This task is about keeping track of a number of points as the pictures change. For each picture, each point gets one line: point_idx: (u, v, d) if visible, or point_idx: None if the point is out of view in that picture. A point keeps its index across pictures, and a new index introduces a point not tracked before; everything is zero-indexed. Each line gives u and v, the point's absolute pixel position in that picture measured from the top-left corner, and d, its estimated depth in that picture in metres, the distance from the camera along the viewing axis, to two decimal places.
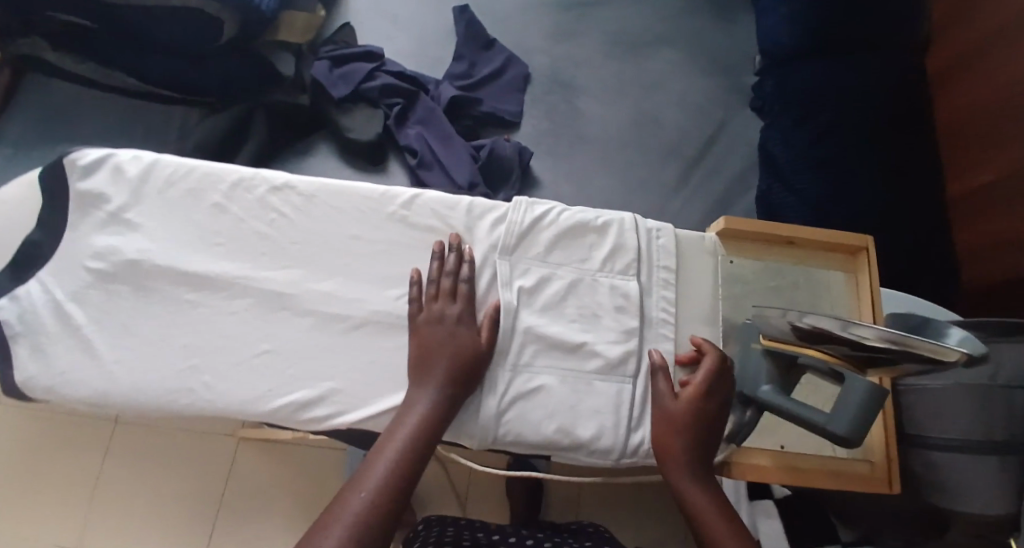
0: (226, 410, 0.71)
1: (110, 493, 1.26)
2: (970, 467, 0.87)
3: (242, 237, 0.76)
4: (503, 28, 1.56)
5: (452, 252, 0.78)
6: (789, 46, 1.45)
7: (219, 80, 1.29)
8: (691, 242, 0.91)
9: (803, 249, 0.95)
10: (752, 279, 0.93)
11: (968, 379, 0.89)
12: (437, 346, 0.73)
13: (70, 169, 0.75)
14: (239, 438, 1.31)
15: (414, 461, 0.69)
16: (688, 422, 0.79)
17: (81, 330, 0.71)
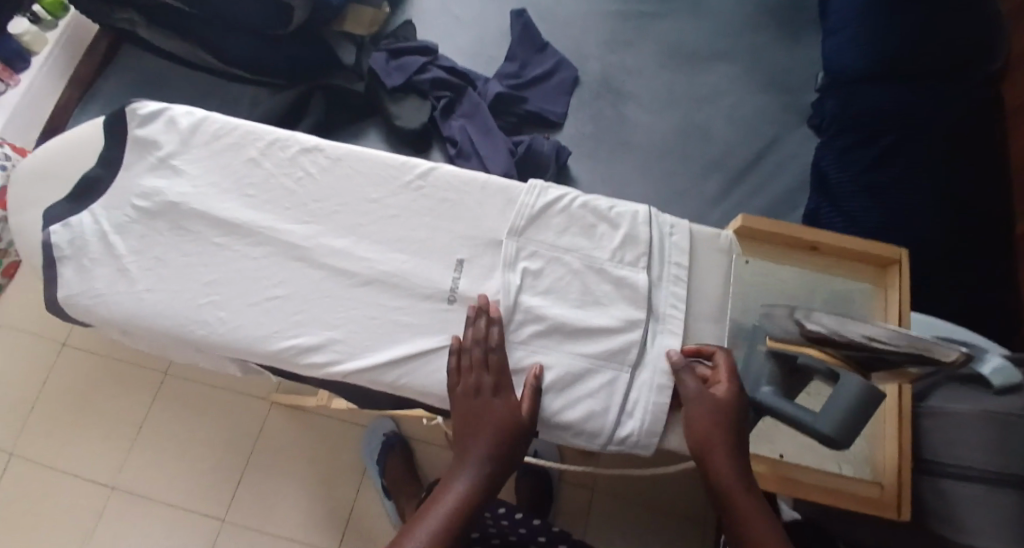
0: (234, 345, 0.78)
1: (149, 435, 1.35)
2: (979, 502, 0.72)
3: (271, 189, 0.83)
4: (558, 31, 1.55)
5: (482, 318, 0.77)
6: (852, 71, 1.28)
7: (282, 61, 1.37)
8: (705, 240, 0.85)
9: (828, 257, 0.87)
10: (767, 282, 0.86)
11: (993, 406, 0.74)
12: (474, 419, 0.73)
13: (130, 118, 0.85)
14: (271, 403, 1.37)
15: (455, 537, 0.70)
16: (729, 417, 0.73)
17: (122, 259, 0.80)
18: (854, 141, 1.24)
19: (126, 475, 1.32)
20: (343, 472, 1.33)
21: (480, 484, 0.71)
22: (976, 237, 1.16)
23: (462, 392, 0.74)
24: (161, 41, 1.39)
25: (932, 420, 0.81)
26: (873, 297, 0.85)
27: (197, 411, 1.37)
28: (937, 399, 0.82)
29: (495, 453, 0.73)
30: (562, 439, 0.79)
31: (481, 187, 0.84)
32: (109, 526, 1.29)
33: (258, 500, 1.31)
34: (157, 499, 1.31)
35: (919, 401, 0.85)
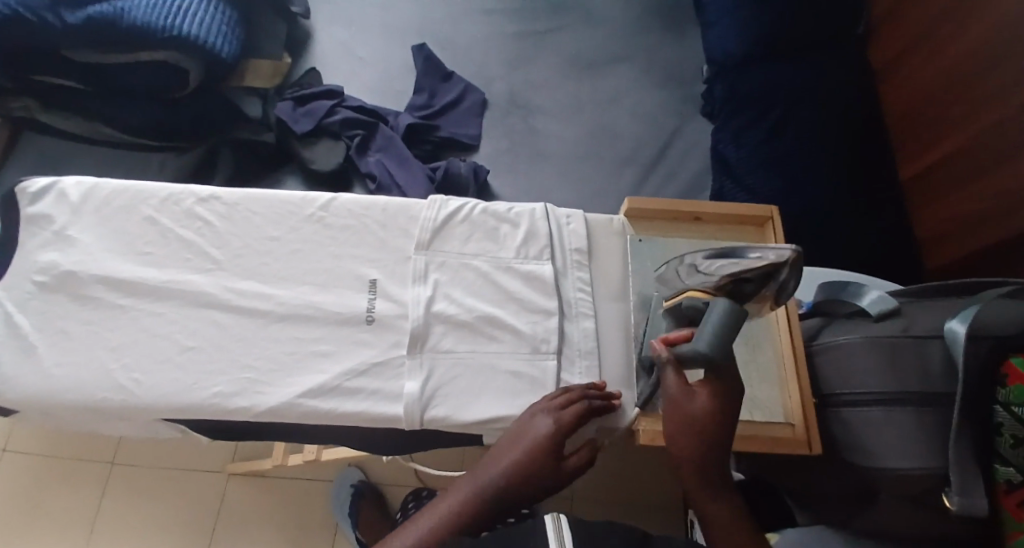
0: (153, 404, 0.76)
1: (104, 527, 1.31)
2: (878, 425, 0.75)
3: (173, 244, 0.84)
4: (456, 57, 1.58)
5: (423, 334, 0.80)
6: (737, 56, 1.31)
7: (190, 123, 1.37)
8: (601, 225, 0.89)
9: (716, 225, 0.90)
10: (663, 254, 0.86)
11: (879, 331, 0.77)
12: (525, 435, 0.73)
13: (20, 197, 0.85)
14: (227, 473, 1.36)
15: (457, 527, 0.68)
16: (701, 439, 0.66)
17: (27, 338, 0.79)
18: (746, 119, 1.27)
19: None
20: (313, 528, 1.32)
21: (501, 490, 0.70)
22: (872, 187, 1.22)
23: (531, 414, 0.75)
24: (61, 123, 1.35)
25: (826, 354, 0.84)
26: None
27: (153, 489, 1.34)
28: (826, 335, 0.86)
29: (525, 475, 0.71)
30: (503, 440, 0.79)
31: (382, 209, 0.86)
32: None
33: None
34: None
35: (811, 339, 0.89)
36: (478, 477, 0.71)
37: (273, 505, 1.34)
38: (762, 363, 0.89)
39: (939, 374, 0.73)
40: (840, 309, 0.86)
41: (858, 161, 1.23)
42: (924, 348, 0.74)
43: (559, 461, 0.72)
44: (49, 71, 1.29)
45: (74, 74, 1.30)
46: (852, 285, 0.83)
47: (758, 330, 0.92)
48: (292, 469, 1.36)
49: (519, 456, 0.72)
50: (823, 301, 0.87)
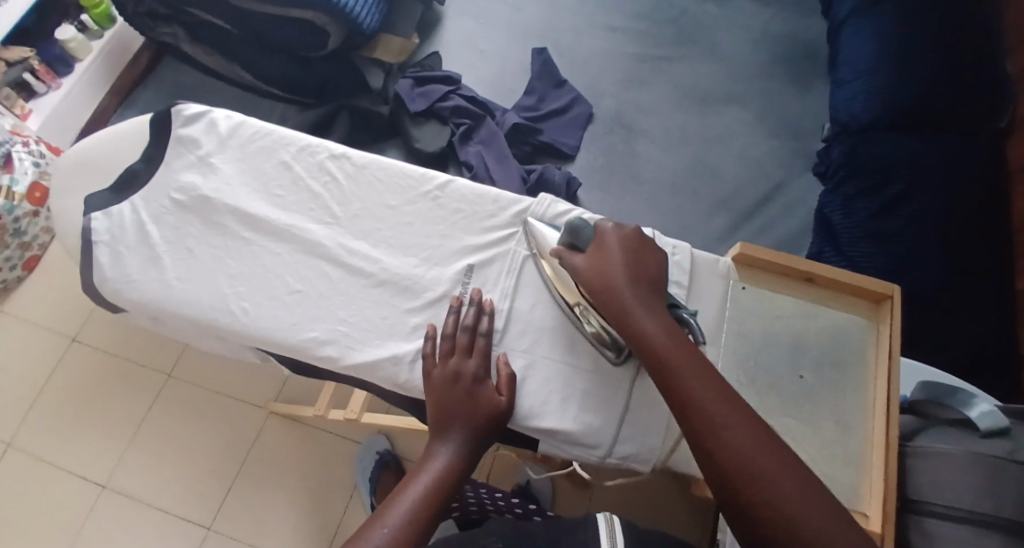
0: (255, 334, 0.82)
1: (144, 435, 1.39)
2: (964, 542, 0.75)
3: (300, 192, 0.89)
4: (577, 68, 1.61)
5: (474, 307, 0.81)
6: (864, 122, 1.34)
7: (315, 84, 1.48)
8: (706, 264, 0.89)
9: (819, 288, 0.90)
10: (762, 308, 0.88)
11: (981, 449, 0.77)
12: (455, 405, 0.75)
13: (175, 118, 0.92)
14: (268, 410, 1.41)
15: (438, 502, 0.70)
16: (632, 262, 0.75)
17: (155, 248, 0.85)
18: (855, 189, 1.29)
19: (120, 475, 1.35)
20: (337, 487, 1.36)
21: (459, 460, 0.73)
22: (974, 283, 1.19)
23: (450, 381, 0.76)
24: (202, 55, 1.51)
25: (922, 461, 0.82)
26: (862, 335, 0.87)
27: (203, 410, 1.41)
28: (926, 438, 0.84)
29: (476, 428, 0.75)
30: (564, 451, 0.80)
31: (494, 200, 0.89)
32: (97, 524, 1.32)
33: (248, 510, 1.34)
34: (151, 506, 1.34)
35: (906, 439, 0.86)
36: (438, 450, 0.73)
37: (308, 455, 1.39)
38: (846, 447, 0.82)
39: None
40: (940, 414, 0.85)
41: (962, 256, 1.20)
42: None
43: (491, 408, 0.76)
44: (203, 8, 1.40)
45: (224, 17, 1.40)
46: (960, 392, 0.81)
47: (850, 408, 0.84)
48: (334, 426, 1.41)
49: (459, 424, 0.75)
50: (921, 400, 0.86)
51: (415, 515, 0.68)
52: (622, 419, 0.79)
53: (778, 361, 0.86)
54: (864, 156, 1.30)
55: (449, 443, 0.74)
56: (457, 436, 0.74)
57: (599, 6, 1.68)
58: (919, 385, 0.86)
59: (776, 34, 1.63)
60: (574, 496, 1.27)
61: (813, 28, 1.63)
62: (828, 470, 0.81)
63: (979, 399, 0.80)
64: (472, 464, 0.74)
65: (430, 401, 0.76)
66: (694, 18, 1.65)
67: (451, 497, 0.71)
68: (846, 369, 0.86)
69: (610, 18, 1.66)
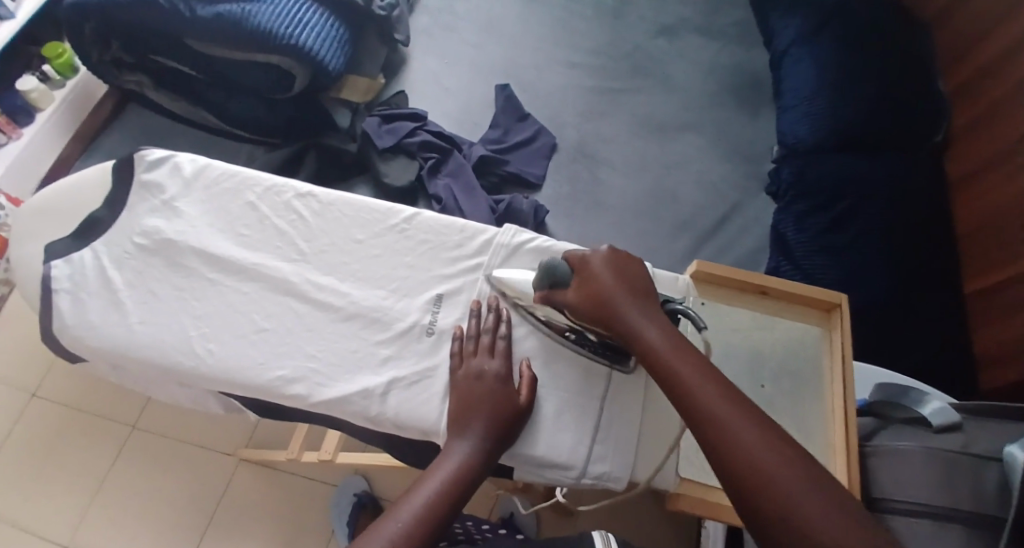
0: (222, 375, 0.81)
1: (113, 487, 1.36)
2: (927, 535, 0.75)
3: (266, 230, 0.89)
4: (538, 102, 1.64)
5: (492, 313, 0.83)
6: (809, 142, 1.38)
7: (281, 125, 1.49)
8: (666, 283, 0.91)
9: (778, 302, 0.92)
10: (724, 323, 0.90)
11: (939, 445, 0.80)
12: (477, 403, 0.76)
13: (138, 163, 0.93)
14: (240, 456, 1.40)
15: (449, 500, 0.70)
16: (626, 284, 0.75)
17: (118, 293, 0.85)
18: (811, 205, 1.32)
19: (88, 531, 1.32)
20: (312, 531, 1.34)
21: (475, 457, 0.73)
22: (926, 296, 1.22)
23: (471, 379, 0.78)
24: (165, 101, 1.52)
25: (882, 460, 0.83)
26: (823, 346, 0.89)
27: (173, 458, 1.39)
28: (882, 439, 0.86)
29: (496, 422, 0.75)
30: (538, 475, 0.79)
31: (460, 230, 0.90)
32: None
33: None
34: None
35: (864, 440, 0.89)
36: (455, 447, 0.74)
37: (280, 497, 1.37)
38: (813, 453, 0.83)
39: (997, 497, 0.74)
40: (895, 414, 0.87)
41: (917, 267, 1.24)
42: (982, 468, 0.76)
43: (516, 410, 0.77)
44: (167, 55, 1.41)
45: (188, 62, 1.41)
46: (913, 391, 0.85)
47: (815, 416, 0.85)
48: (309, 468, 1.39)
49: (479, 422, 0.75)
50: (876, 402, 0.88)
51: (427, 515, 0.69)
52: (593, 438, 0.79)
53: (742, 372, 0.87)
54: (819, 173, 1.34)
55: (466, 441, 0.74)
56: (474, 434, 0.74)
57: (557, 41, 1.73)
58: (874, 388, 0.89)
59: (728, 63, 1.68)
60: (558, 524, 1.26)
61: (763, 56, 1.68)
62: None
63: (931, 397, 0.84)
64: (489, 464, 0.74)
65: (454, 399, 0.77)
66: (649, 51, 1.70)
67: (467, 493, 0.72)
68: (809, 378, 0.87)
69: (567, 53, 1.71)
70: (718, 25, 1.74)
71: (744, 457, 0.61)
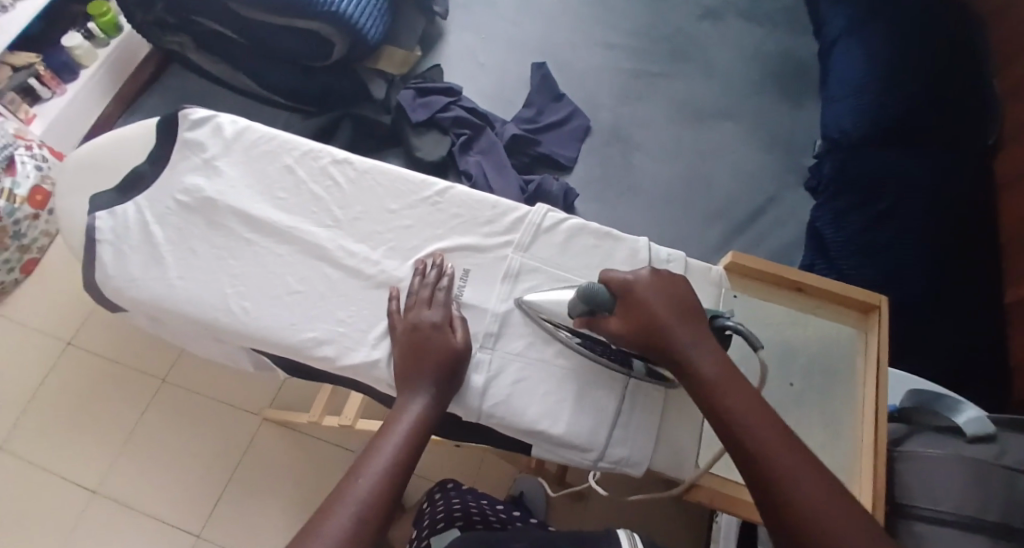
0: (255, 333, 0.83)
1: (139, 438, 1.43)
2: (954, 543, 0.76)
3: (302, 195, 0.91)
4: (575, 83, 1.63)
5: (434, 269, 0.85)
6: (851, 136, 1.35)
7: (319, 93, 1.51)
8: (699, 272, 0.88)
9: (814, 299, 0.90)
10: (755, 316, 0.89)
11: (972, 452, 0.81)
12: (423, 357, 0.78)
13: (181, 121, 0.94)
14: (262, 417, 1.45)
15: (408, 454, 0.72)
16: (674, 307, 0.75)
17: (158, 248, 0.86)
18: (849, 203, 1.30)
19: (112, 480, 1.39)
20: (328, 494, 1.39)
21: (428, 411, 0.75)
22: (958, 303, 1.20)
23: (412, 332, 0.80)
24: (207, 65, 1.54)
25: (910, 464, 0.83)
26: (857, 347, 0.87)
27: (196, 419, 1.45)
28: (912, 444, 0.85)
29: (445, 382, 0.77)
30: (557, 455, 0.80)
31: (493, 207, 0.90)
32: (87, 528, 1.35)
33: (237, 517, 1.37)
34: (142, 508, 1.37)
35: (892, 444, 0.87)
36: (408, 403, 0.75)
37: (298, 461, 1.42)
38: (838, 455, 0.82)
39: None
40: (927, 420, 0.87)
41: (954, 272, 1.22)
42: (1014, 481, 0.77)
43: (454, 355, 0.78)
44: (211, 18, 1.43)
45: (230, 26, 1.43)
46: (949, 399, 0.84)
47: (842, 414, 0.84)
48: (327, 434, 1.44)
49: (427, 378, 0.77)
50: (908, 407, 0.88)
51: (388, 476, 0.70)
52: (615, 423, 0.79)
53: (772, 368, 0.86)
54: (859, 170, 1.32)
55: (417, 397, 0.76)
56: (426, 392, 0.76)
57: (596, 21, 1.71)
58: (907, 393, 0.88)
59: (773, 52, 1.65)
60: (570, 509, 1.28)
61: (809, 47, 1.65)
62: None
63: (967, 404, 0.83)
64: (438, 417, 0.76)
65: (406, 357, 0.78)
66: (691, 35, 1.68)
67: (422, 444, 0.74)
68: (837, 378, 0.86)
69: (607, 33, 1.69)
70: (764, 12, 1.70)
71: (799, 507, 0.63)
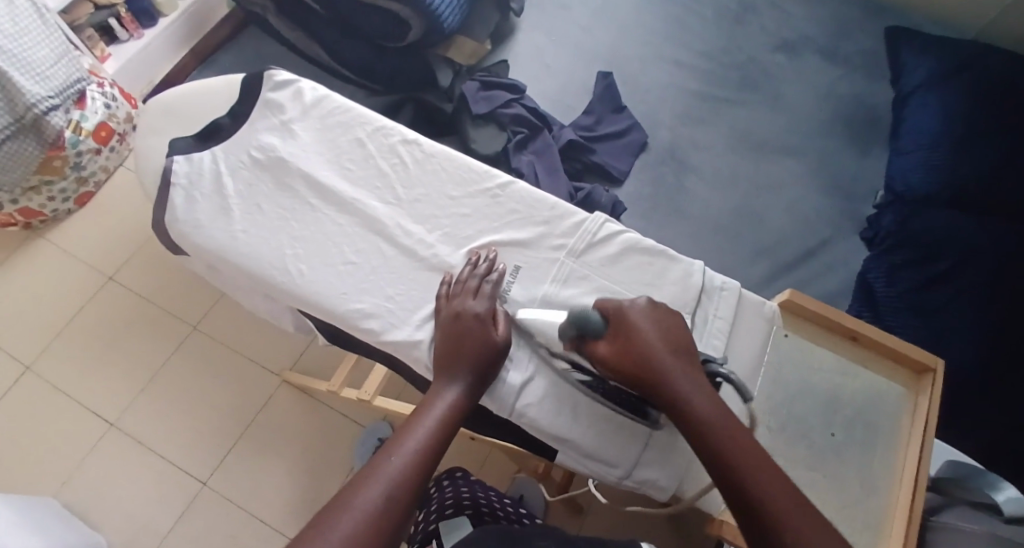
0: (306, 295, 0.85)
1: (164, 379, 1.48)
2: None
3: (368, 168, 0.93)
4: (640, 98, 1.64)
5: (485, 262, 0.86)
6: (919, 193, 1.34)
7: (388, 73, 1.54)
8: (752, 305, 0.87)
9: (865, 351, 0.90)
10: (805, 360, 0.88)
11: (1007, 533, 0.80)
12: (462, 346, 0.79)
13: (265, 81, 0.97)
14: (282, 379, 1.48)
15: (442, 436, 0.73)
16: (667, 342, 0.74)
17: (227, 199, 0.89)
18: (908, 259, 1.30)
19: (131, 414, 1.44)
20: (331, 462, 1.42)
21: (465, 398, 0.76)
22: (1000, 377, 1.19)
23: (455, 320, 0.81)
24: (285, 30, 1.58)
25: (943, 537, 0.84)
26: (905, 406, 0.87)
27: (219, 369, 1.49)
28: (947, 516, 0.87)
29: (482, 371, 0.78)
30: (583, 465, 0.81)
31: (551, 207, 0.91)
32: (103, 456, 1.41)
33: (246, 471, 1.40)
34: (154, 444, 1.42)
35: (928, 514, 0.90)
36: (444, 388, 0.76)
37: (313, 426, 1.45)
38: (870, 512, 0.82)
39: None
40: (964, 495, 0.89)
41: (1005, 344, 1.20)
42: None
43: (494, 349, 0.79)
44: None
45: None
46: (990, 476, 0.86)
47: (879, 471, 0.84)
48: (344, 406, 1.46)
49: (465, 366, 0.78)
50: (945, 480, 0.91)
51: (422, 455, 0.70)
52: (646, 443, 0.80)
53: (816, 414, 0.86)
54: (918, 227, 1.31)
55: (454, 384, 0.77)
56: (463, 379, 0.77)
57: (669, 39, 1.71)
58: (945, 466, 0.92)
59: (846, 93, 1.63)
60: (568, 520, 1.29)
61: (885, 93, 1.62)
62: (849, 532, 0.81)
63: (1008, 485, 0.84)
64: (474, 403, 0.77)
65: (447, 344, 0.79)
66: (763, 66, 1.67)
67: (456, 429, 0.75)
68: (879, 435, 0.85)
69: (679, 53, 1.70)
70: (843, 51, 1.68)
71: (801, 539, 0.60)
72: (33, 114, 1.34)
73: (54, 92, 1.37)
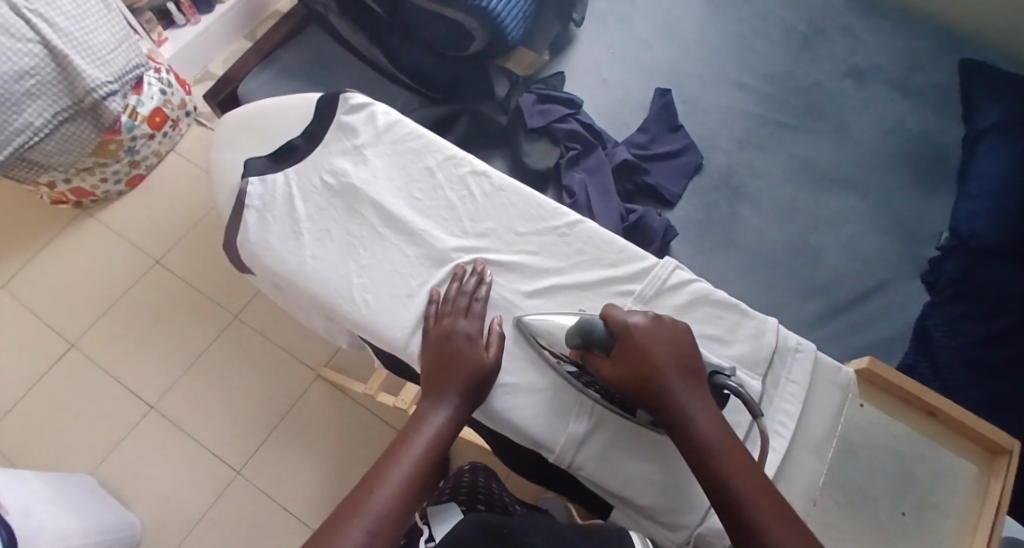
0: (369, 325, 0.85)
1: (203, 367, 1.49)
2: None
3: (437, 199, 0.92)
4: (699, 119, 1.62)
5: (473, 276, 0.86)
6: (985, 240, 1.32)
7: (447, 81, 1.54)
8: (827, 371, 0.88)
9: (939, 426, 0.92)
10: (878, 431, 0.90)
11: None
12: (450, 369, 0.80)
13: (341, 104, 0.97)
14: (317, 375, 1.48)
15: (428, 463, 0.76)
16: (672, 364, 0.76)
17: (299, 223, 0.90)
18: (966, 311, 1.29)
19: (169, 400, 1.46)
20: (361, 465, 1.41)
21: (452, 421, 0.78)
22: None
23: (443, 339, 0.82)
24: (344, 29, 1.57)
25: None
26: (976, 486, 0.88)
27: (258, 363, 1.50)
28: None
29: (469, 394, 0.79)
30: (639, 524, 0.81)
31: (619, 251, 0.90)
32: (141, 441, 1.43)
33: (279, 470, 1.41)
34: (192, 433, 1.44)
35: None
36: (432, 412, 0.78)
37: (348, 428, 1.44)
38: None
39: None
40: None
41: None
42: None
43: (483, 370, 0.80)
44: None
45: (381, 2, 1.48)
46: None
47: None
48: (380, 409, 1.46)
49: (453, 389, 0.79)
50: None
51: (407, 489, 0.73)
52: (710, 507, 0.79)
53: (886, 485, 0.88)
54: (982, 278, 1.30)
55: (442, 406, 0.79)
56: (450, 403, 0.78)
57: (733, 59, 1.68)
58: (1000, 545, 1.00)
59: (914, 126, 1.58)
60: None
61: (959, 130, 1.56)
62: None
63: None
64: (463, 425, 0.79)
65: (436, 360, 0.81)
66: (829, 92, 1.64)
67: (443, 452, 0.77)
68: (947, 513, 0.87)
69: (742, 74, 1.66)
70: (916, 81, 1.63)
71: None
72: (93, 99, 1.35)
73: (113, 77, 1.39)
